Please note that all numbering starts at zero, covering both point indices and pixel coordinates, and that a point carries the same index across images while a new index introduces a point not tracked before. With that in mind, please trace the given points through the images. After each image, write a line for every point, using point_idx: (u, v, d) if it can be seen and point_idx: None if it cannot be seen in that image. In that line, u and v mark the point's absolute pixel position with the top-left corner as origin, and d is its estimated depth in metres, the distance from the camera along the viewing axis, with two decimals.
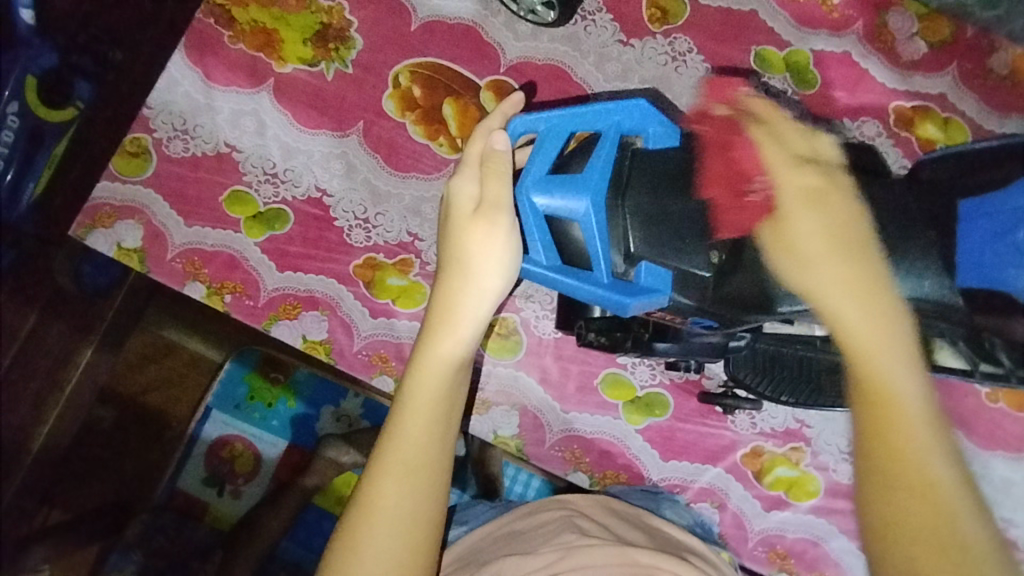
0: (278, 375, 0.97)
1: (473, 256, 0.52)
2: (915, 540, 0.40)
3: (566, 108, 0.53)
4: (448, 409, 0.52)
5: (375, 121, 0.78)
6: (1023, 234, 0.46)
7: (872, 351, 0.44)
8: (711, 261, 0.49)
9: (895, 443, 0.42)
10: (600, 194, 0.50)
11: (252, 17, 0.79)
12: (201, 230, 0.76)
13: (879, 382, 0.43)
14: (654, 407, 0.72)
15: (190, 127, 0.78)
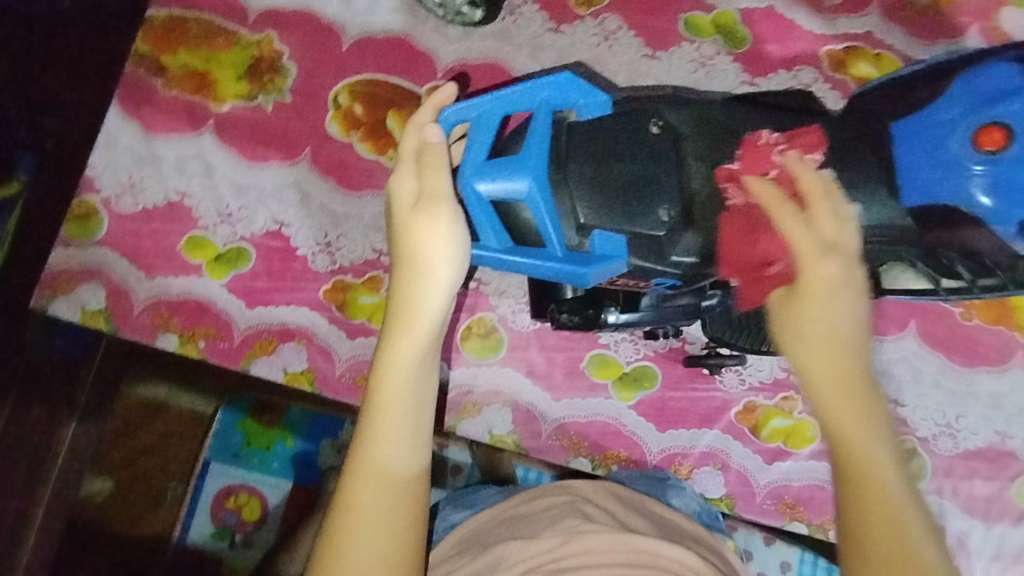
0: (271, 417, 0.94)
1: (420, 247, 0.50)
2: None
3: (494, 91, 0.52)
4: (417, 406, 0.50)
5: (322, 145, 0.78)
6: (957, 143, 0.47)
7: (855, 424, 0.48)
8: (663, 219, 0.49)
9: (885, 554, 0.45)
10: (542, 171, 0.49)
11: (183, 62, 0.79)
12: (165, 280, 0.75)
13: (859, 449, 0.48)
14: (643, 380, 0.73)
15: (136, 180, 0.77)
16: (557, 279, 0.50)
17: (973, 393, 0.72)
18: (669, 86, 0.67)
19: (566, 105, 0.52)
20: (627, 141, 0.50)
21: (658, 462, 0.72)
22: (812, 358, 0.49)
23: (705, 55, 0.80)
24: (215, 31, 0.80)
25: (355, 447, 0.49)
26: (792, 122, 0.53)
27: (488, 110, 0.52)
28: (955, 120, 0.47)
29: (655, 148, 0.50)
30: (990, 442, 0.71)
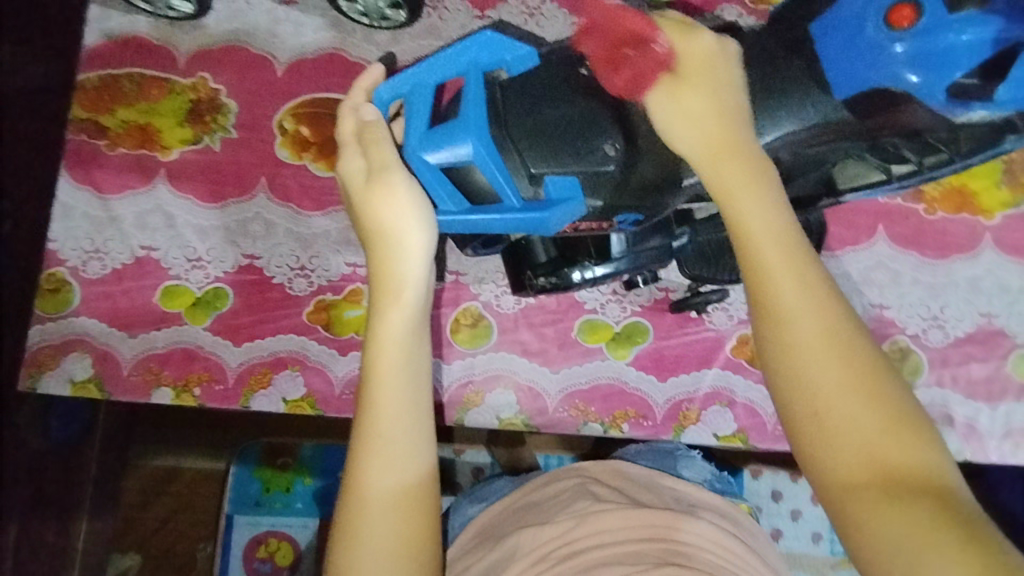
0: (286, 459, 0.91)
1: (386, 220, 0.51)
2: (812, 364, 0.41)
3: (421, 63, 0.53)
4: (412, 374, 0.50)
5: (277, 172, 0.79)
6: (870, 27, 0.47)
7: (731, 202, 0.45)
8: (610, 153, 0.51)
9: (803, 326, 0.42)
10: (484, 130, 0.50)
11: (123, 119, 0.79)
12: (148, 335, 0.75)
13: (746, 225, 0.45)
14: (635, 336, 0.74)
15: (100, 244, 0.77)
16: (518, 229, 0.52)
17: (950, 282, 0.74)
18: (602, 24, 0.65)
19: (495, 65, 0.53)
20: (559, 88, 0.52)
21: (667, 412, 0.73)
22: (710, 147, 0.47)
23: None
24: (148, 82, 0.80)
25: (357, 428, 0.49)
26: None
27: (420, 82, 0.53)
28: (864, 6, 0.47)
29: (586, 90, 0.52)
30: (977, 326, 0.73)
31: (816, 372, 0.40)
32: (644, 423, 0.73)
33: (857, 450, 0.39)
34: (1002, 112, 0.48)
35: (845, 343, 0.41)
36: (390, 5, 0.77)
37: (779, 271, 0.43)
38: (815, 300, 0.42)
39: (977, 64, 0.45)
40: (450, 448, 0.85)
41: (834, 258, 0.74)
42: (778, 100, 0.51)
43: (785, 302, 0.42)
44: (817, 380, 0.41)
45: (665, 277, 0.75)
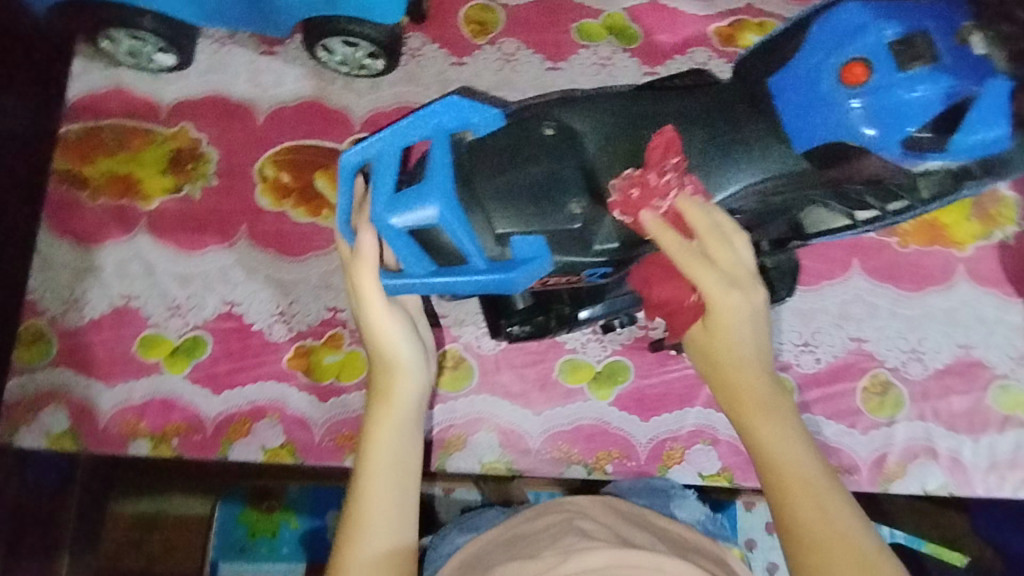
0: (272, 502, 0.88)
1: (384, 348, 0.59)
2: None
3: (388, 128, 0.54)
4: (401, 479, 0.56)
5: (257, 219, 0.79)
6: (825, 83, 0.49)
7: (772, 449, 0.52)
8: (575, 212, 0.52)
9: (834, 551, 0.47)
10: (450, 194, 0.51)
11: (104, 169, 0.80)
12: (126, 386, 0.75)
13: (777, 464, 0.52)
14: (616, 375, 0.74)
15: (79, 294, 0.77)
16: (486, 289, 0.53)
17: (927, 314, 0.74)
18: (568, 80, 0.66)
19: (462, 127, 0.54)
20: (525, 148, 0.53)
21: (651, 452, 0.73)
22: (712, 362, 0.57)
23: (603, 56, 0.84)
24: (130, 133, 0.81)
25: (348, 511, 0.55)
26: (674, 94, 0.55)
27: (386, 146, 0.54)
28: (819, 61, 0.49)
29: (553, 150, 0.53)
30: (955, 357, 0.73)
31: None
32: (628, 464, 0.72)
33: None
34: (957, 161, 0.50)
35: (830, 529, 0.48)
36: (369, 55, 0.78)
37: (805, 499, 0.50)
38: (842, 528, 0.48)
39: (929, 118, 0.47)
40: (439, 486, 0.80)
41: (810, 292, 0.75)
42: (739, 151, 0.53)
43: (814, 528, 0.48)
44: None
45: (644, 314, 0.75)
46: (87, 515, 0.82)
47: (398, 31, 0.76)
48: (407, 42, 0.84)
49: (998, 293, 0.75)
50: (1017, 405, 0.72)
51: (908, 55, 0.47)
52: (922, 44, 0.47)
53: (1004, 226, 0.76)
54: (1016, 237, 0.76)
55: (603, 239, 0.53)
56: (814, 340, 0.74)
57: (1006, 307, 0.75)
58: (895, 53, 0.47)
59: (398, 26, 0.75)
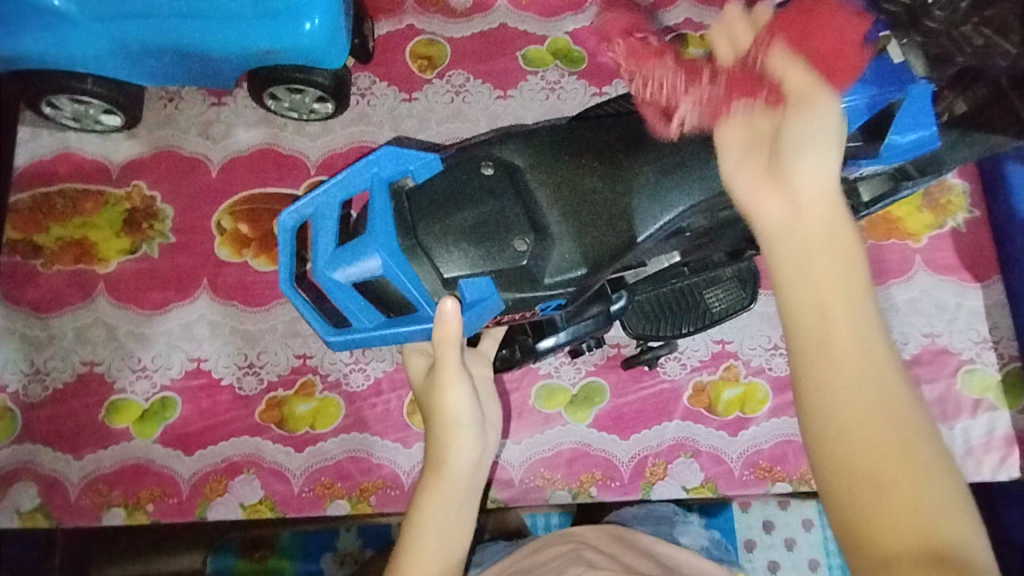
0: (264, 552, 0.79)
1: (448, 411, 0.59)
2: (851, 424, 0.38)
3: (324, 186, 0.55)
4: (446, 552, 0.57)
5: (218, 272, 0.78)
6: None
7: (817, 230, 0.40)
8: (521, 249, 0.52)
9: (848, 369, 0.38)
10: (392, 243, 0.52)
11: (58, 235, 0.78)
12: (95, 455, 0.73)
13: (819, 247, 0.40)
14: (592, 396, 0.74)
15: (40, 365, 0.75)
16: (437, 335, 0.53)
17: (890, 306, 0.75)
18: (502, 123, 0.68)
19: (400, 175, 0.55)
20: (464, 190, 0.53)
21: (634, 470, 0.72)
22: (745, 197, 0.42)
23: (551, 81, 0.85)
24: (82, 197, 0.80)
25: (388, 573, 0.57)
26: (613, 122, 0.57)
27: (324, 204, 0.55)
28: None
29: (492, 188, 0.53)
30: (922, 346, 0.74)
31: (834, 403, 0.38)
32: (612, 484, 0.72)
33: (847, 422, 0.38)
34: (890, 165, 0.54)
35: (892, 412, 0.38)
36: (317, 99, 0.78)
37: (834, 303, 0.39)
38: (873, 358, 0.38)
39: (858, 126, 0.51)
40: None
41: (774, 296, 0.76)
42: (681, 172, 0.55)
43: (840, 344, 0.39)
44: (851, 430, 0.38)
45: (615, 332, 0.75)
46: None
47: (343, 75, 0.76)
48: (355, 82, 0.84)
49: (957, 280, 0.76)
50: (987, 388, 0.74)
51: None
52: None
53: (955, 213, 0.77)
54: (968, 223, 0.77)
55: (553, 271, 0.54)
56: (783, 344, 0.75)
57: (965, 292, 0.76)
58: None
59: (342, 70, 0.75)
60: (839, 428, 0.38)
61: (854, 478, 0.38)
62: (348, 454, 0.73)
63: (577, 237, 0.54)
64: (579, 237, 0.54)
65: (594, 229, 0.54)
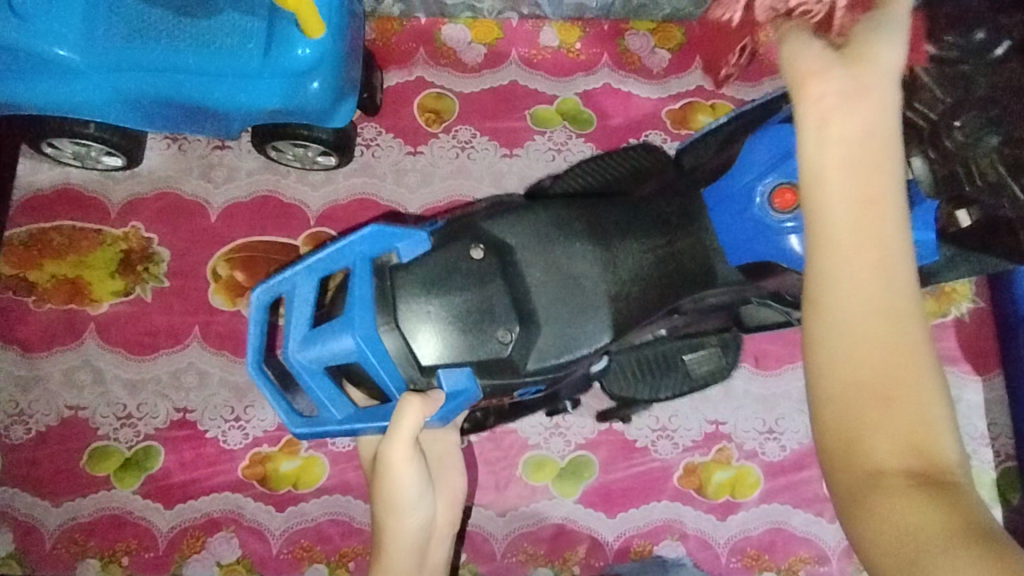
0: None
1: (394, 496, 0.55)
2: (853, 312, 0.40)
3: (305, 264, 0.56)
4: None
5: (210, 320, 0.77)
6: (755, 211, 0.55)
7: (874, 120, 0.40)
8: (503, 339, 0.53)
9: (865, 257, 0.40)
10: (368, 327, 0.53)
11: (51, 273, 0.78)
12: (73, 503, 0.72)
13: (870, 131, 0.40)
14: (581, 471, 0.72)
15: (24, 406, 0.74)
16: None
17: None
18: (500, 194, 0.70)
19: (384, 252, 0.55)
20: (452, 272, 0.54)
21: (619, 549, 0.71)
22: (796, 69, 0.40)
23: (558, 141, 0.84)
24: (79, 235, 0.79)
25: None
26: (609, 203, 0.59)
27: (302, 285, 0.56)
28: (750, 187, 0.55)
29: (480, 275, 0.54)
30: None
31: (855, 288, 0.40)
32: (596, 564, 0.71)
33: (850, 318, 0.40)
34: None
35: (898, 315, 0.40)
36: (321, 153, 0.78)
37: (861, 182, 0.39)
38: (893, 260, 0.40)
39: None
40: None
41: (770, 378, 0.75)
42: (671, 263, 0.58)
43: (865, 229, 0.40)
44: (852, 315, 0.40)
45: (608, 406, 0.74)
46: None
47: (350, 132, 0.77)
48: (361, 132, 0.84)
49: (958, 371, 0.75)
50: (982, 485, 0.72)
51: None
52: None
53: (959, 303, 0.76)
54: (971, 313, 0.76)
55: (536, 357, 0.54)
56: (778, 428, 0.74)
57: (965, 384, 0.75)
58: None
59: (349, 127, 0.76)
60: (840, 313, 0.40)
61: (843, 361, 0.40)
62: (329, 517, 0.73)
63: (563, 321, 0.54)
64: (566, 320, 0.54)
65: (587, 309, 0.55)
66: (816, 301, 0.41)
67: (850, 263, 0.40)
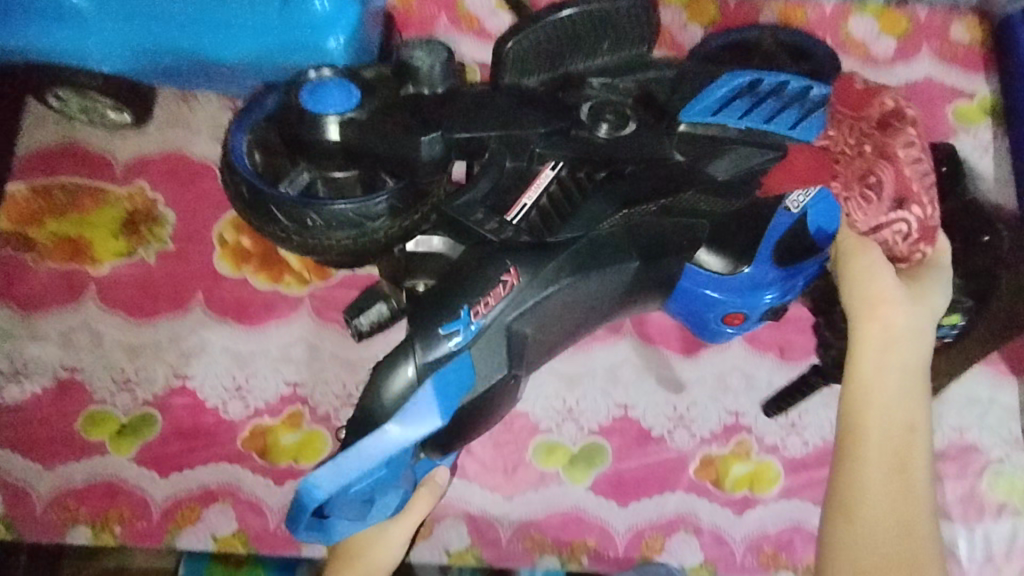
0: None
1: (376, 555, 0.64)
2: (876, 511, 0.58)
3: (361, 450, 0.49)
4: None
5: (214, 286, 0.75)
6: (712, 311, 0.63)
7: (903, 372, 0.60)
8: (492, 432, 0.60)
9: (887, 473, 0.59)
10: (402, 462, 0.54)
11: (52, 231, 0.75)
12: (66, 468, 0.69)
13: (901, 374, 0.59)
14: (593, 458, 0.69)
15: (19, 365, 0.71)
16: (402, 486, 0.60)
17: None
18: (473, 129, 0.55)
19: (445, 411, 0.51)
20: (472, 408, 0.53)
21: (629, 541, 0.68)
22: (878, 297, 0.59)
23: None
24: (82, 193, 0.76)
25: None
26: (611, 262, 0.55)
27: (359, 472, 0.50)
28: (727, 296, 0.62)
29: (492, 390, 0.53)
30: (949, 441, 0.70)
31: (876, 491, 0.59)
32: (605, 555, 0.68)
33: (874, 514, 0.58)
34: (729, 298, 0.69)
35: (907, 519, 0.58)
36: None
37: (883, 419, 0.59)
38: (908, 475, 0.59)
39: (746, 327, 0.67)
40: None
41: (795, 370, 0.72)
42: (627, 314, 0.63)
43: (889, 450, 0.59)
44: (878, 516, 0.58)
45: (624, 392, 0.71)
46: None
47: (349, 184, 0.57)
48: None
49: (993, 371, 0.72)
50: (1015, 491, 0.69)
51: (769, 311, 0.65)
52: (781, 307, 0.65)
53: None
54: None
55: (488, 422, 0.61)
56: (801, 422, 0.71)
57: (999, 386, 0.71)
58: (766, 309, 0.64)
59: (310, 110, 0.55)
60: (865, 504, 0.59)
61: (867, 546, 0.58)
62: None
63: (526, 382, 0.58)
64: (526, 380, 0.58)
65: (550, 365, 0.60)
66: (843, 491, 0.60)
67: (879, 477, 0.59)
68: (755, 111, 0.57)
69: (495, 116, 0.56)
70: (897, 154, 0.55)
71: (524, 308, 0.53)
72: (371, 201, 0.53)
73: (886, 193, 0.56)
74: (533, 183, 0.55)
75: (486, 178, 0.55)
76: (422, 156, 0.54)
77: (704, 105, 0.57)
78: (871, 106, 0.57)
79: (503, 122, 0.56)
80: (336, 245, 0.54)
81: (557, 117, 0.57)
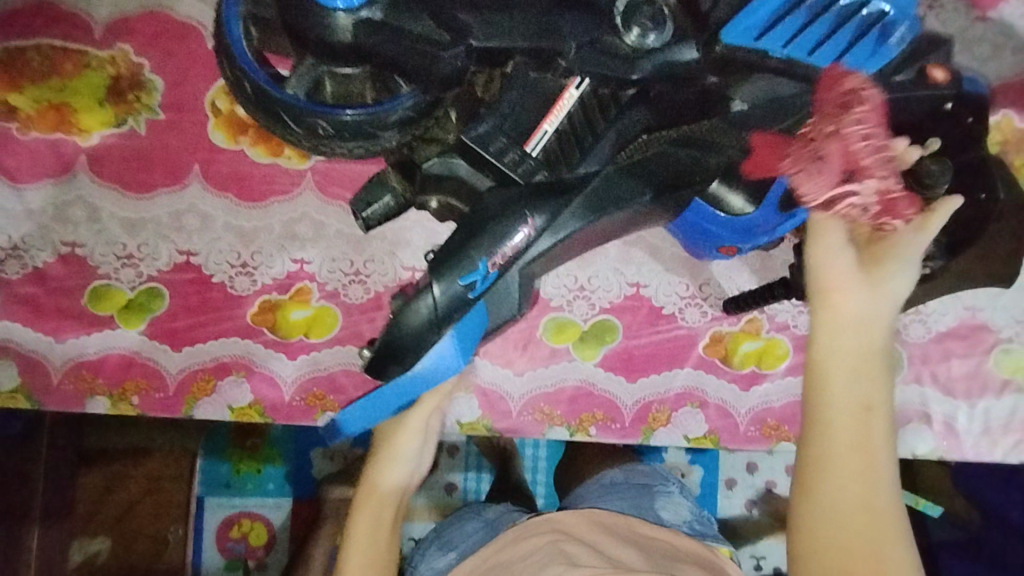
0: (255, 440, 0.86)
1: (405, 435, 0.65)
2: (843, 500, 0.50)
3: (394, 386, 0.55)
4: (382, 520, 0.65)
5: (211, 159, 0.71)
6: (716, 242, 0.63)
7: (863, 347, 0.51)
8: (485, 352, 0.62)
9: (855, 460, 0.50)
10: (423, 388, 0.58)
11: (33, 97, 0.70)
12: (77, 340, 0.69)
13: (862, 349, 0.51)
14: (604, 335, 0.69)
15: (17, 240, 0.69)
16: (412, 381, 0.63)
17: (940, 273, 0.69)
18: (499, 37, 0.50)
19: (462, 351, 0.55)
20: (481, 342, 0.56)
21: (635, 414, 0.70)
22: (828, 284, 0.52)
23: None
24: (60, 56, 0.70)
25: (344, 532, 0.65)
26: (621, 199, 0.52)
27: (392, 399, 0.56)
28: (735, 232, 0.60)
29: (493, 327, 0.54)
30: (960, 321, 0.70)
31: (841, 479, 0.50)
32: (612, 426, 0.70)
33: (840, 505, 0.50)
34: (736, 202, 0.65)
35: (874, 509, 0.50)
36: None
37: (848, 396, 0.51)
38: (875, 460, 0.50)
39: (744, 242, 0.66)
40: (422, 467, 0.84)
41: None
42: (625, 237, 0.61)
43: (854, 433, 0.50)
44: (841, 507, 0.50)
45: (637, 271, 0.69)
46: (57, 466, 0.80)
47: (357, 82, 0.51)
48: None
49: None
50: (1019, 369, 0.70)
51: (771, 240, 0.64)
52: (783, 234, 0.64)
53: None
54: None
55: None
56: None
57: None
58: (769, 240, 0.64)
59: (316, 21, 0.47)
60: (828, 491, 0.50)
61: (829, 540, 0.49)
62: (343, 368, 0.71)
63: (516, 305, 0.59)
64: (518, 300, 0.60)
65: None
66: (804, 481, 0.51)
67: (843, 463, 0.50)
68: (802, 35, 0.53)
69: (529, 20, 0.50)
70: (848, 125, 0.51)
71: (534, 255, 0.52)
72: (385, 109, 0.49)
73: (833, 166, 0.52)
74: (558, 105, 0.51)
75: (511, 94, 0.51)
76: (440, 66, 0.49)
77: (752, 23, 0.52)
78: (834, 90, 0.52)
79: (537, 30, 0.50)
80: (346, 149, 0.52)
81: (591, 22, 0.51)
